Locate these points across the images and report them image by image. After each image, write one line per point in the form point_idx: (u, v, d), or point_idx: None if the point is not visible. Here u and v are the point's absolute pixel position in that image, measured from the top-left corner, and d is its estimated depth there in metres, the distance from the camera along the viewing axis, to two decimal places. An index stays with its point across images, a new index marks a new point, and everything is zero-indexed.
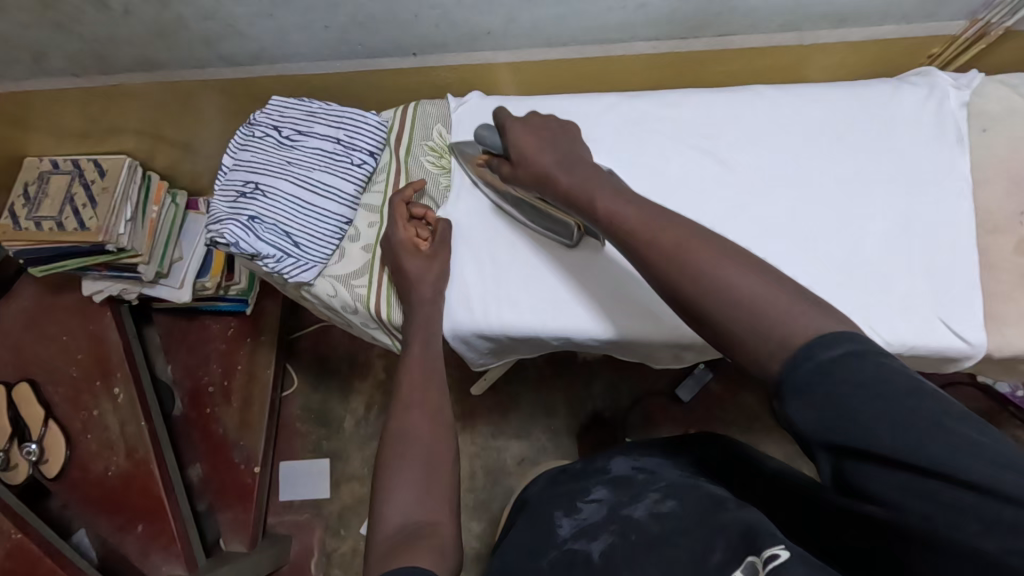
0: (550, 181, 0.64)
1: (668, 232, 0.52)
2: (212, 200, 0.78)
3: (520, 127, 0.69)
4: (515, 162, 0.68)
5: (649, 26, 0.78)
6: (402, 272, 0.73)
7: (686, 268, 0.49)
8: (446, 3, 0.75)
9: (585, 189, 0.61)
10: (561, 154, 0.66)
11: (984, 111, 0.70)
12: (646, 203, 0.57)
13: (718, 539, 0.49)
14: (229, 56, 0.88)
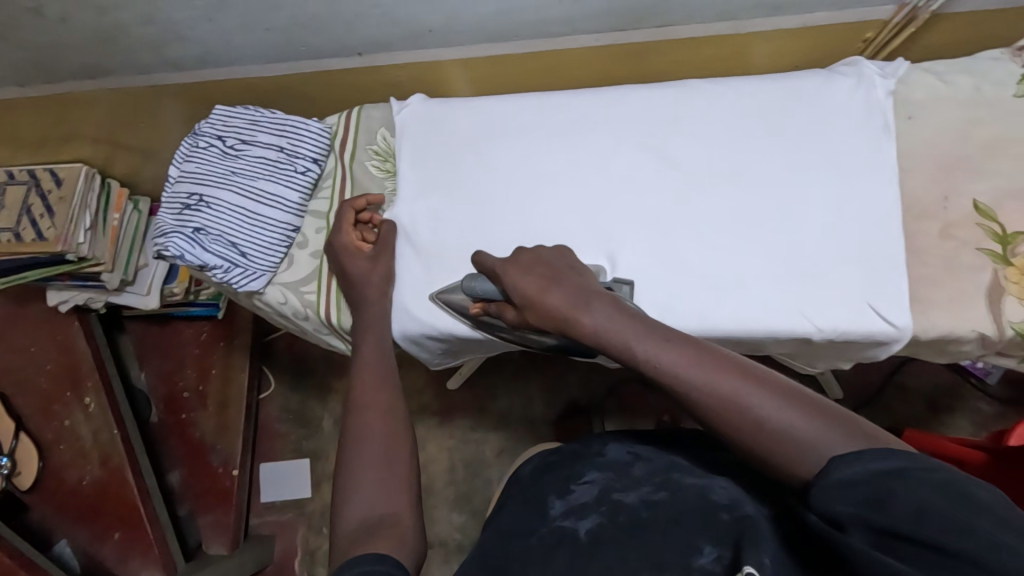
0: (575, 323, 0.58)
1: (702, 371, 0.50)
2: (158, 213, 0.77)
3: (518, 267, 0.64)
4: (522, 306, 0.62)
5: (589, 19, 0.79)
6: (347, 276, 0.74)
7: (728, 410, 0.48)
8: (387, 1, 0.73)
9: (613, 333, 0.55)
10: (582, 290, 0.60)
11: (910, 100, 0.72)
12: (677, 336, 0.54)
13: (708, 547, 0.55)
14: (173, 62, 0.87)
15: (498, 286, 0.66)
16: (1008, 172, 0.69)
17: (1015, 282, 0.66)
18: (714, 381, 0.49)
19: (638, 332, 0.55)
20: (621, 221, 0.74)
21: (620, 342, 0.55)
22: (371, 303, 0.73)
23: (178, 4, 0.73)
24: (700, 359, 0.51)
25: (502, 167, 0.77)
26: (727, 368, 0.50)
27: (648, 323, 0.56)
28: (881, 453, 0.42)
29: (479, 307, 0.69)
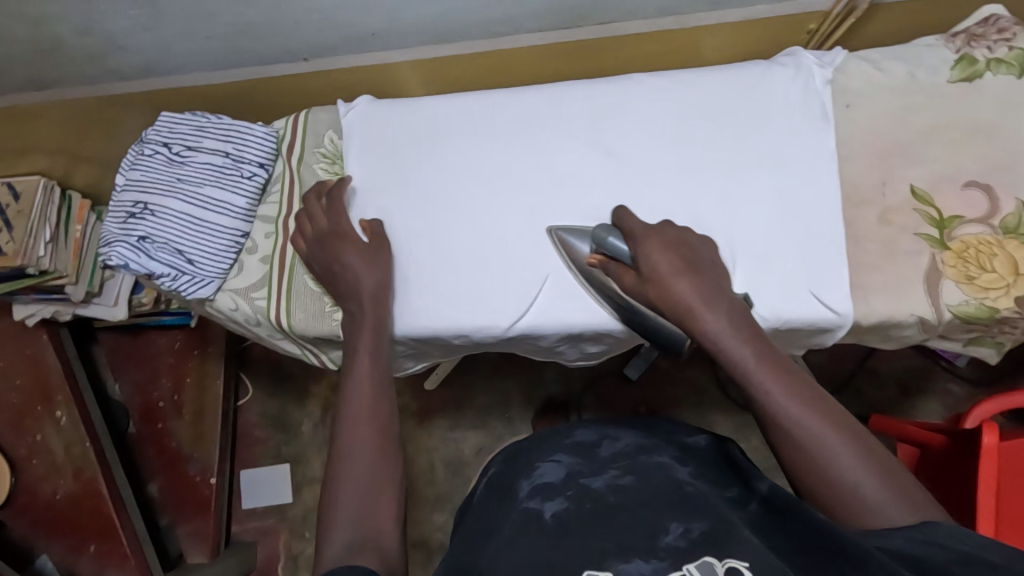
0: (695, 321, 0.60)
1: (802, 401, 0.54)
2: (103, 222, 0.77)
3: (660, 241, 0.65)
4: (644, 277, 0.63)
5: (532, 18, 0.79)
6: (335, 268, 0.71)
7: (806, 443, 0.52)
8: (325, 6, 0.73)
9: (732, 344, 0.58)
10: (714, 292, 0.62)
11: (848, 89, 0.73)
12: (794, 369, 0.57)
13: (674, 524, 0.52)
14: (118, 71, 0.86)
15: (631, 248, 0.66)
16: (944, 158, 0.70)
17: (952, 266, 0.67)
18: (809, 416, 0.53)
19: (760, 354, 0.57)
20: (568, 218, 0.74)
21: (735, 355, 0.58)
22: (365, 300, 0.69)
23: (113, 15, 0.72)
24: (802, 397, 0.54)
25: (449, 166, 0.77)
26: (826, 413, 0.54)
27: (769, 350, 0.58)
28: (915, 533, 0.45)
29: (597, 257, 0.68)
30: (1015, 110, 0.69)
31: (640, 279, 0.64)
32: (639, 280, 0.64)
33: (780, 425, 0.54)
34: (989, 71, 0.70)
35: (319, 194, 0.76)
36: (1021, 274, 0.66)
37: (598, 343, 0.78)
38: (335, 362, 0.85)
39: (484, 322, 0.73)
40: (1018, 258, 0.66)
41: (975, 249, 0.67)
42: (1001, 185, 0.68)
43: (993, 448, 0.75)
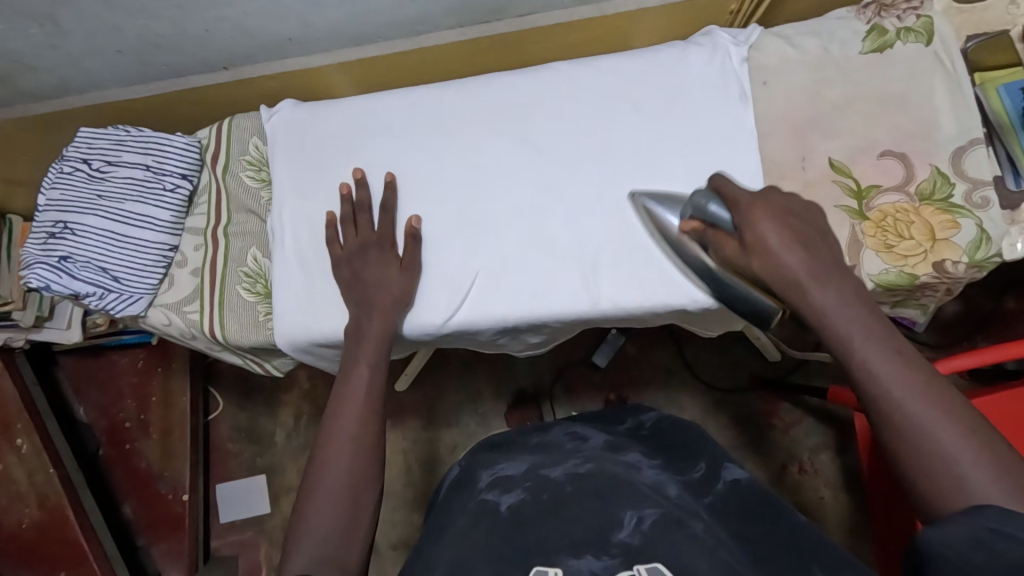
0: (801, 296, 0.52)
1: (917, 383, 0.46)
2: (24, 244, 0.76)
3: (768, 212, 0.56)
4: (750, 250, 0.55)
5: (447, 15, 0.78)
6: (362, 274, 0.71)
7: (910, 432, 0.44)
8: (232, 14, 0.73)
9: (843, 321, 0.49)
10: (827, 265, 0.52)
11: (763, 65, 0.74)
12: (911, 350, 0.47)
13: (628, 514, 0.52)
14: (32, 91, 0.84)
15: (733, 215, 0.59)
16: (856, 129, 0.70)
17: (871, 236, 0.68)
18: (922, 402, 0.45)
19: (869, 333, 0.48)
20: (496, 212, 0.74)
21: (844, 334, 0.49)
22: (378, 310, 0.69)
23: (14, 34, 0.71)
24: (927, 389, 0.45)
25: (375, 166, 0.77)
26: (949, 403, 0.45)
27: (889, 330, 0.49)
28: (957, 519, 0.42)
29: (695, 222, 0.63)
30: (924, 78, 0.70)
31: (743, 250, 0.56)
32: (744, 253, 0.56)
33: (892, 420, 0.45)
34: (898, 40, 0.71)
35: (362, 205, 0.74)
36: (937, 239, 0.66)
37: (538, 335, 0.77)
38: (279, 370, 0.84)
39: (417, 319, 0.72)
40: (934, 224, 0.67)
41: (892, 217, 0.68)
42: (915, 152, 0.69)
43: None
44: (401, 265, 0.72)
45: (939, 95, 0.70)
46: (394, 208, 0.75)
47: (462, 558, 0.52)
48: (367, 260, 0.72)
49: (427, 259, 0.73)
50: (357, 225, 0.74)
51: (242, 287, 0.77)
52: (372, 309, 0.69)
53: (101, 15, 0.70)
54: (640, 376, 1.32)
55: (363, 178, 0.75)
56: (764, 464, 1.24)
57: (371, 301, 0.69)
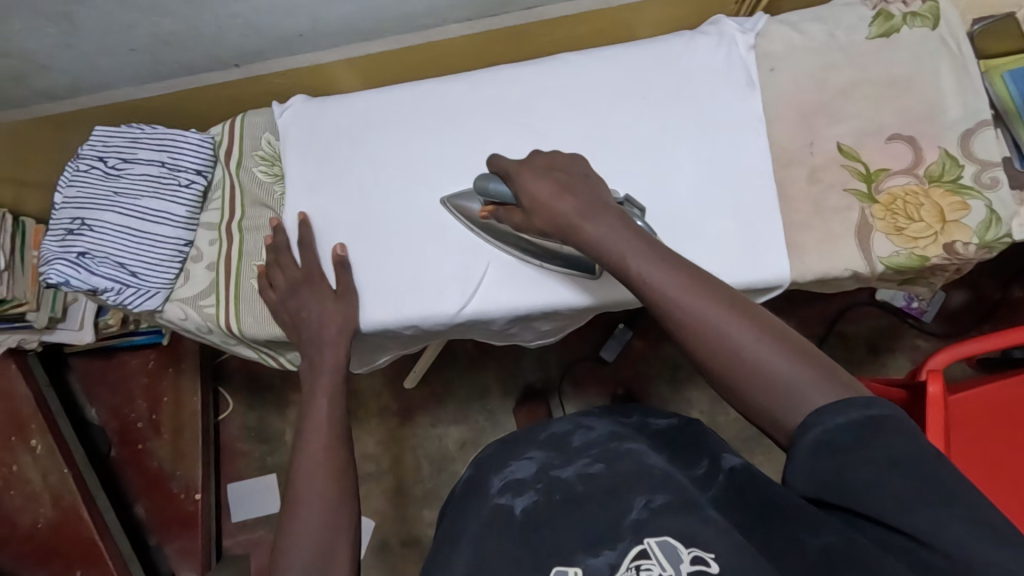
0: (579, 237, 0.59)
1: (694, 289, 0.53)
2: (42, 242, 0.77)
3: (533, 176, 0.64)
4: (529, 211, 0.64)
5: (456, 8, 0.79)
6: (300, 315, 0.73)
7: (710, 337, 0.51)
8: (245, 11, 0.74)
9: (614, 245, 0.57)
10: (593, 204, 0.61)
11: (769, 53, 0.74)
12: (676, 259, 0.56)
13: (639, 499, 0.51)
14: (46, 90, 0.86)
15: (510, 188, 0.66)
16: (864, 113, 0.71)
17: (881, 219, 0.68)
18: (703, 304, 0.52)
19: (640, 251, 0.56)
20: None
21: (624, 261, 0.56)
22: (330, 344, 0.71)
23: (31, 33, 0.73)
24: (697, 285, 0.53)
25: (385, 160, 0.78)
26: (726, 300, 0.52)
27: (659, 246, 0.57)
28: (841, 405, 0.45)
29: (488, 208, 0.70)
30: (930, 61, 0.71)
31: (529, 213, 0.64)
32: (528, 217, 0.65)
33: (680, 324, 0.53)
34: (905, 25, 0.72)
35: (282, 245, 0.75)
36: (947, 221, 0.67)
37: (548, 322, 0.78)
38: (293, 363, 0.84)
39: (428, 310, 0.73)
40: (944, 205, 0.67)
41: (902, 200, 0.68)
42: (924, 135, 0.69)
43: (938, 397, 0.77)
44: (329, 293, 0.73)
45: (946, 77, 0.70)
46: (312, 242, 0.75)
47: (481, 560, 0.51)
48: (302, 299, 0.73)
49: (361, 284, 0.74)
50: (282, 267, 0.74)
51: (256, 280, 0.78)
52: (321, 343, 0.71)
53: (116, 13, 0.71)
54: (647, 369, 1.32)
55: (280, 224, 0.76)
56: (773, 455, 1.25)
57: (319, 335, 0.71)
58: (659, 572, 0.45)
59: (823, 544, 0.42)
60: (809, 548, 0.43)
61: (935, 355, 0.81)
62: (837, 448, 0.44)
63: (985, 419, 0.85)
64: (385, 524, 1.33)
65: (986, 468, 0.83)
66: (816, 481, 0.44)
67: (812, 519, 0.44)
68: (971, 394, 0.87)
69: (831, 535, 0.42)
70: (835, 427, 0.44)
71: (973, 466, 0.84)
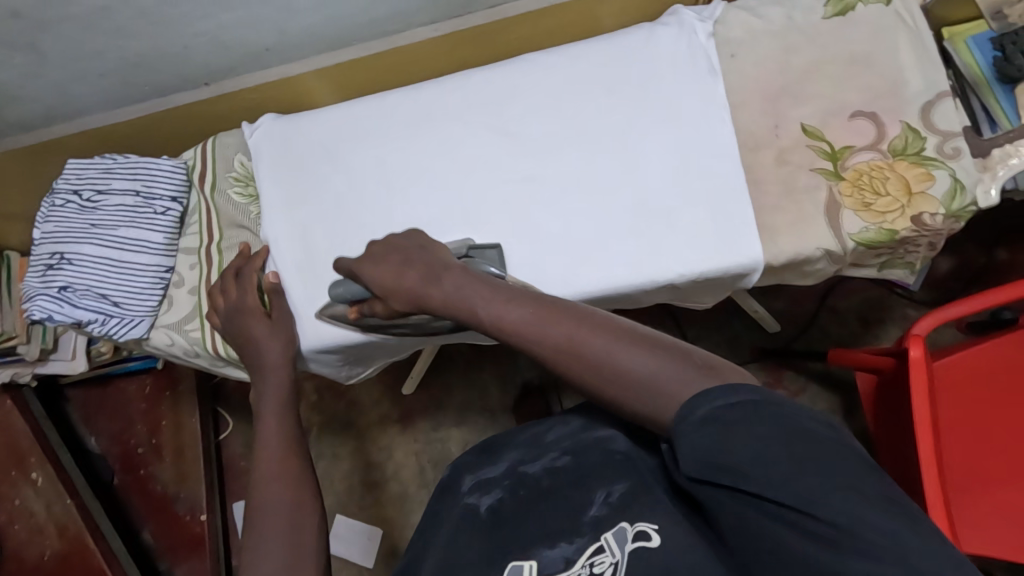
0: (429, 301, 0.59)
1: (538, 318, 0.52)
2: (24, 279, 0.78)
3: (371, 257, 0.66)
4: (383, 297, 0.63)
5: (418, 12, 0.80)
6: (242, 338, 0.73)
7: (572, 361, 0.50)
8: (208, 28, 0.75)
9: (461, 304, 0.57)
10: (431, 266, 0.61)
11: (730, 38, 0.75)
12: (523, 295, 0.55)
13: (599, 493, 0.53)
14: (22, 122, 0.87)
15: (360, 284, 0.67)
16: (826, 91, 0.72)
17: (848, 196, 0.69)
18: (553, 332, 0.51)
19: (482, 298, 0.56)
20: (474, 207, 0.76)
21: (470, 316, 0.56)
22: (270, 370, 0.71)
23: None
24: (535, 312, 0.52)
25: (359, 172, 0.78)
26: (571, 320, 0.51)
27: (503, 287, 0.57)
28: (727, 390, 0.42)
29: (354, 310, 0.69)
30: (888, 35, 0.72)
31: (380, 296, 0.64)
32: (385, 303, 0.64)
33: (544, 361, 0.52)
34: (860, 2, 0.73)
35: (255, 257, 0.77)
36: (913, 193, 0.68)
37: None
38: None
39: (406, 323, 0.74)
40: (908, 177, 0.68)
41: (869, 175, 0.69)
42: (885, 110, 0.70)
43: (921, 360, 0.77)
44: (270, 318, 0.74)
45: (906, 50, 0.71)
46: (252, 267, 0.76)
47: (451, 558, 0.53)
48: (249, 321, 0.73)
49: (296, 308, 0.76)
50: (225, 292, 0.75)
51: None
52: (264, 368, 0.71)
53: (81, 39, 0.73)
54: None
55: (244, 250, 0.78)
56: None
57: (263, 360, 0.72)
58: (609, 561, 0.47)
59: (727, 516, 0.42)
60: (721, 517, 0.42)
61: (922, 321, 0.82)
62: (724, 430, 0.41)
63: (971, 385, 0.87)
64: (393, 530, 1.33)
65: (976, 434, 0.85)
66: (703, 464, 0.41)
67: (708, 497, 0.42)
68: (955, 361, 0.88)
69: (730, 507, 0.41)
70: (713, 406, 0.42)
71: (952, 429, 0.86)
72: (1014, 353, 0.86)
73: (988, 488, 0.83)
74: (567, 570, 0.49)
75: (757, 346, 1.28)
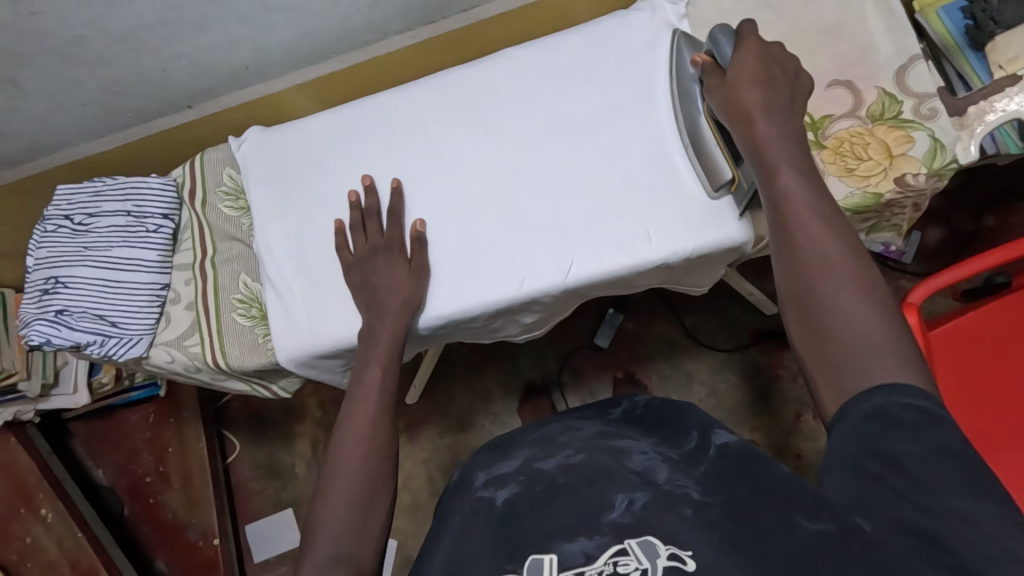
0: (748, 127, 0.60)
1: (838, 238, 0.53)
2: (21, 306, 0.79)
3: (760, 49, 0.63)
4: (726, 79, 0.63)
5: (394, 20, 0.81)
6: (371, 278, 0.72)
7: (820, 272, 0.52)
8: (187, 50, 0.76)
9: (774, 151, 0.58)
10: (779, 104, 0.61)
11: (702, 20, 0.76)
12: (832, 211, 0.55)
13: (619, 496, 0.49)
14: (6, 158, 0.88)
15: (733, 53, 0.64)
16: (801, 64, 0.73)
17: (832, 163, 0.70)
18: (830, 248, 0.53)
19: (801, 173, 0.57)
20: (466, 203, 0.76)
21: (774, 160, 0.58)
22: (391, 314, 0.70)
23: None
24: (836, 228, 0.54)
25: (349, 173, 0.79)
26: (858, 261, 0.52)
27: (811, 169, 0.58)
28: (903, 391, 0.45)
29: (702, 58, 0.68)
30: (857, 5, 0.73)
31: (721, 84, 0.64)
32: (722, 83, 0.64)
33: (797, 237, 0.55)
34: None
35: (371, 211, 0.75)
36: (895, 156, 0.69)
37: (531, 313, 0.79)
38: (287, 390, 0.85)
39: (463, 304, 0.73)
40: (889, 141, 0.69)
41: (849, 141, 0.70)
42: (860, 77, 0.71)
43: (916, 328, 0.78)
44: (410, 272, 0.72)
45: (874, 20, 0.73)
46: (400, 212, 0.76)
47: (459, 549, 0.51)
48: (376, 265, 0.73)
49: (434, 264, 0.74)
50: (367, 230, 0.75)
51: (238, 314, 0.79)
52: (383, 312, 0.70)
53: (61, 70, 0.74)
54: (642, 350, 1.33)
55: (371, 185, 0.76)
56: (777, 415, 1.27)
57: (382, 304, 0.70)
58: (635, 566, 0.43)
59: (819, 530, 0.41)
60: (803, 532, 0.41)
61: (914, 291, 0.82)
62: (892, 420, 0.44)
63: (977, 355, 0.87)
64: (407, 540, 1.33)
65: (974, 398, 0.85)
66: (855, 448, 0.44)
67: (810, 506, 0.43)
68: (954, 328, 0.88)
69: (828, 523, 0.41)
70: (896, 403, 0.45)
71: (961, 399, 0.86)
72: (1006, 318, 0.87)
73: (990, 448, 0.84)
74: (588, 565, 0.45)
75: (755, 329, 1.29)
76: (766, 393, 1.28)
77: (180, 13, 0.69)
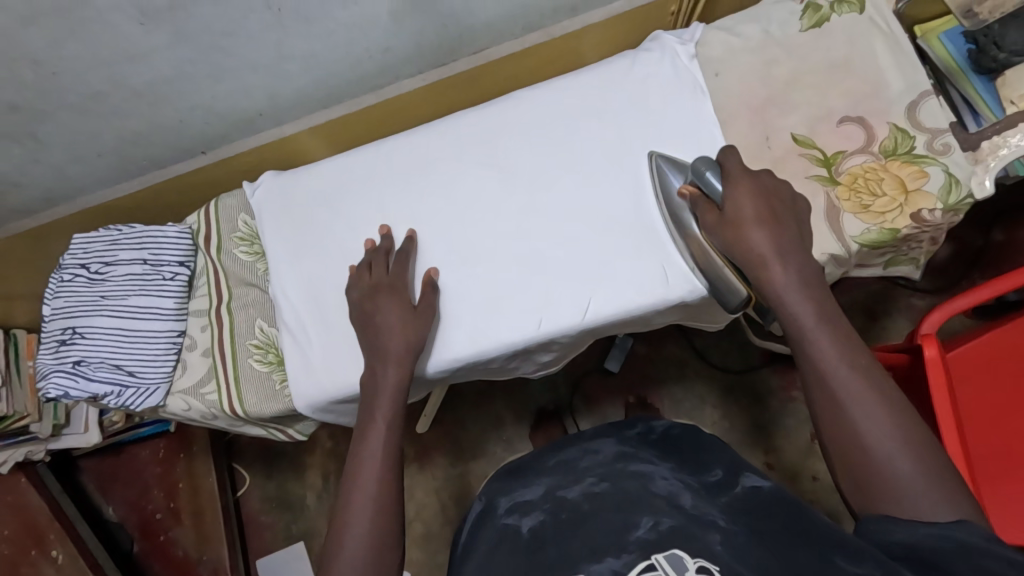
0: (764, 272, 0.61)
1: (864, 379, 0.53)
2: (38, 357, 0.79)
3: (752, 182, 0.65)
4: (725, 216, 0.64)
5: (404, 63, 0.82)
6: (374, 317, 0.71)
7: (859, 421, 0.52)
8: (202, 100, 0.76)
9: (793, 300, 0.58)
10: (790, 245, 0.61)
11: (710, 58, 0.77)
12: (856, 348, 0.56)
13: (645, 517, 0.48)
14: (22, 205, 0.88)
15: (724, 189, 0.65)
16: (810, 100, 0.74)
17: (846, 200, 0.70)
18: (861, 389, 0.53)
19: (819, 313, 0.58)
20: (479, 244, 0.76)
21: (795, 306, 0.58)
22: (393, 360, 0.68)
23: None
24: (861, 367, 0.54)
25: (360, 215, 0.80)
26: (886, 391, 0.53)
27: (831, 308, 0.58)
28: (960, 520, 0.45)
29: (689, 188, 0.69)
30: (863, 40, 0.74)
31: (721, 221, 0.64)
32: (722, 221, 0.64)
33: (827, 382, 0.54)
34: (834, 13, 0.75)
35: (383, 251, 0.75)
36: (910, 191, 0.69)
37: (548, 352, 0.79)
38: (303, 433, 0.84)
39: (483, 346, 0.73)
40: (903, 176, 0.69)
41: (863, 177, 0.70)
42: (871, 113, 0.72)
43: (936, 359, 0.77)
44: (409, 311, 0.71)
45: (882, 55, 0.73)
46: (410, 257, 0.76)
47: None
48: (379, 304, 0.71)
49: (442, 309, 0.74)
50: (373, 268, 0.74)
51: (254, 359, 0.78)
52: (385, 357, 0.68)
53: (79, 123, 0.74)
54: (653, 373, 1.32)
55: (388, 232, 0.77)
56: (791, 438, 1.26)
57: (384, 347, 0.69)
58: None
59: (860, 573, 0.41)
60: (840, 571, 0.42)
61: (928, 318, 0.81)
62: (929, 549, 0.44)
63: (999, 375, 0.86)
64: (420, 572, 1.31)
65: (998, 421, 0.85)
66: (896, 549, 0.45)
67: (852, 552, 0.43)
68: (969, 349, 0.87)
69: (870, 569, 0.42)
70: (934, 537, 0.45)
71: (981, 423, 0.85)
72: None
73: (1011, 468, 0.83)
74: None
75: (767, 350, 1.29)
76: (780, 415, 1.27)
77: (198, 67, 0.70)
